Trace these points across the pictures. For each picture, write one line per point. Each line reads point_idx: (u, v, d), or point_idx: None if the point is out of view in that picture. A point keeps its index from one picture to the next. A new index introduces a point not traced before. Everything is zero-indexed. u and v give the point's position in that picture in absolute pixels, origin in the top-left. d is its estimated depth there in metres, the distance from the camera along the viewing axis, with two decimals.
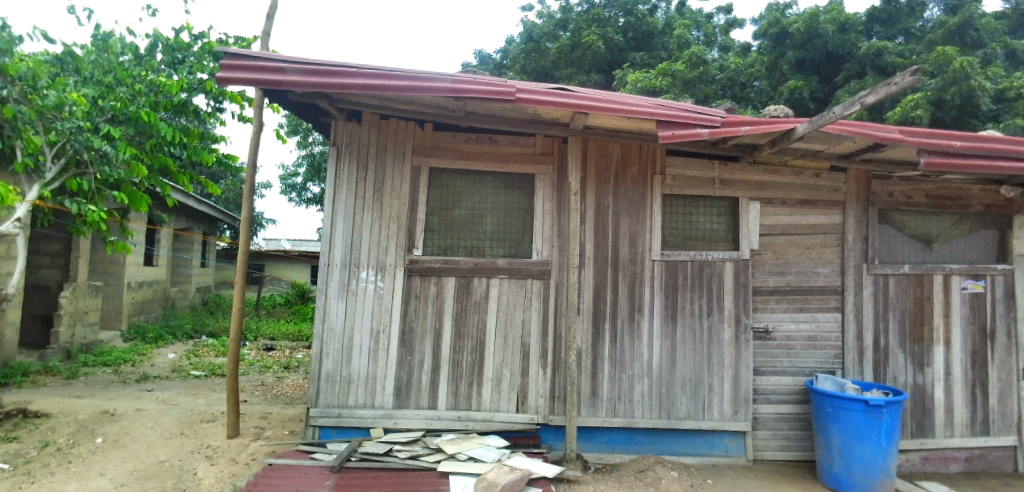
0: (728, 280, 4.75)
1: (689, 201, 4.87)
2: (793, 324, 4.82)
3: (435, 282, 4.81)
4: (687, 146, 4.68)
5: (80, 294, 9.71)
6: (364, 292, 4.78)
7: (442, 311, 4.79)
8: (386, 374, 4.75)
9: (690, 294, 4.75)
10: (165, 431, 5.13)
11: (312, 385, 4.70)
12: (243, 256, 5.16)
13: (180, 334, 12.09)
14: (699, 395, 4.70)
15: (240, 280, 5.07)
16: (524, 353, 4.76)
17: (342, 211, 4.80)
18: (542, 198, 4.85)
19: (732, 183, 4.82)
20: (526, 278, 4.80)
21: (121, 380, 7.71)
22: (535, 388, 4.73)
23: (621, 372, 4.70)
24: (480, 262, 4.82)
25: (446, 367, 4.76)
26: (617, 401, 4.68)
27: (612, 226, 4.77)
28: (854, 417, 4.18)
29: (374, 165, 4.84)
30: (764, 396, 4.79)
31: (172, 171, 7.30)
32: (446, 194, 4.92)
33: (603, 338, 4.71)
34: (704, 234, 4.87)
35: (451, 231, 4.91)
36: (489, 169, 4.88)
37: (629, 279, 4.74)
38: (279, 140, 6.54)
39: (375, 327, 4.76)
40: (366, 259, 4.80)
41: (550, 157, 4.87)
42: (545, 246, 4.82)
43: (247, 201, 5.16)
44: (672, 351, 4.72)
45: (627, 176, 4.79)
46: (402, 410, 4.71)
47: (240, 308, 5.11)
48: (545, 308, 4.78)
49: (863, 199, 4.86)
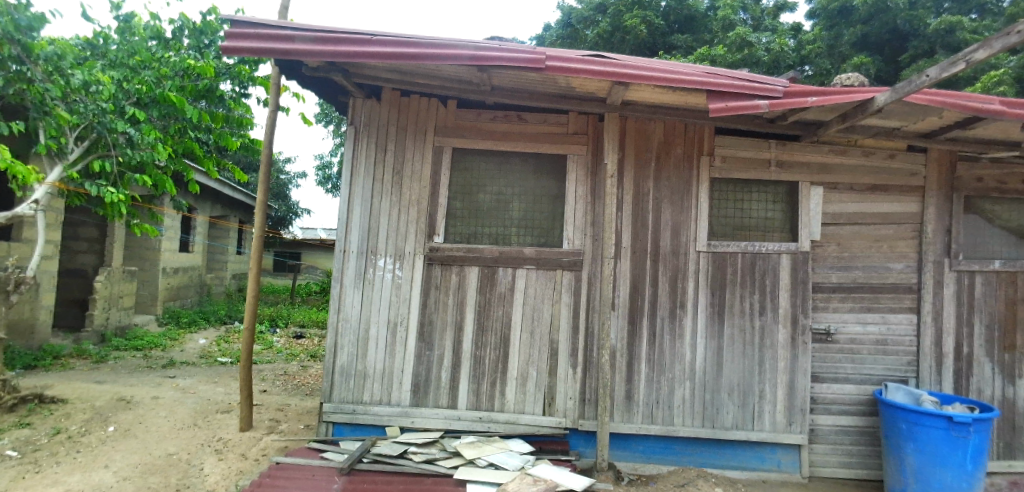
0: (783, 275, 4.23)
1: (740, 186, 4.34)
2: (859, 326, 4.26)
3: (457, 271, 4.44)
4: (739, 124, 4.16)
5: (115, 278, 9.80)
6: (382, 282, 4.46)
7: (464, 304, 4.42)
8: (404, 370, 4.42)
9: (740, 290, 4.24)
10: (178, 422, 4.93)
11: (326, 378, 4.42)
12: (258, 243, 4.89)
13: (213, 320, 12.17)
14: (748, 403, 4.21)
15: (255, 269, 4.81)
16: (552, 351, 4.35)
17: (360, 195, 4.49)
18: (575, 181, 4.41)
19: (791, 166, 4.27)
20: (556, 269, 4.38)
21: (148, 365, 7.66)
22: (564, 390, 4.31)
23: (660, 375, 4.24)
24: (506, 251, 4.41)
25: (467, 364, 4.39)
26: (655, 407, 4.22)
27: (652, 213, 4.30)
28: (934, 435, 3.62)
29: (394, 145, 4.49)
30: (822, 405, 4.26)
31: (199, 156, 7.15)
32: (470, 176, 4.53)
33: (640, 337, 4.25)
34: (757, 222, 4.33)
35: (475, 216, 4.52)
36: (517, 150, 4.47)
37: (671, 272, 4.27)
38: (308, 123, 6.20)
39: (392, 319, 4.44)
40: (383, 246, 4.47)
41: (585, 137, 4.42)
42: (577, 234, 4.38)
43: (263, 186, 4.89)
44: (718, 353, 4.23)
45: (670, 158, 4.31)
46: (419, 408, 4.37)
47: (255, 298, 4.86)
48: (576, 303, 4.35)
49: (946, 184, 4.23)
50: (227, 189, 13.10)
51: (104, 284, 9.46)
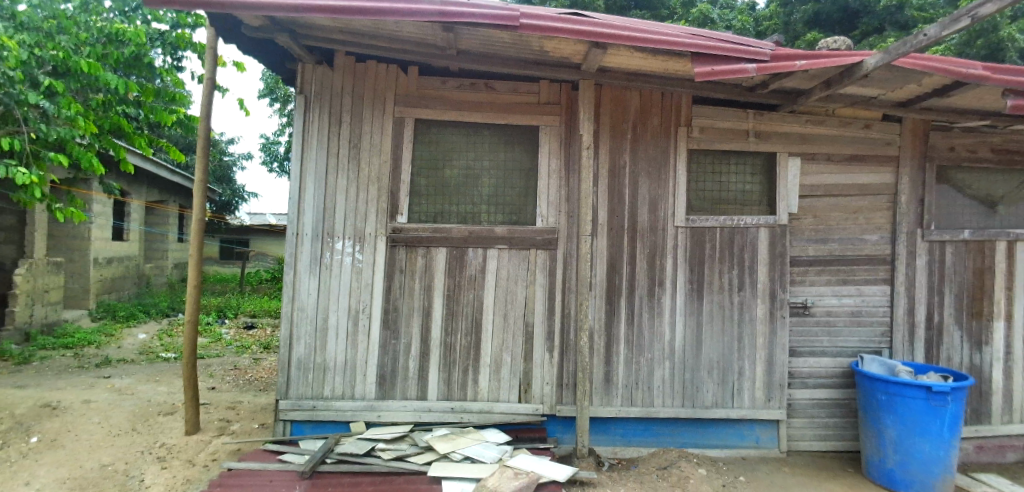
0: (761, 249, 4.12)
1: (718, 158, 4.18)
2: (834, 299, 4.20)
3: (423, 253, 4.13)
4: (717, 93, 3.99)
5: (39, 271, 8.95)
6: (341, 267, 4.12)
7: (431, 288, 4.13)
8: (367, 360, 4.11)
9: (719, 265, 4.11)
10: (114, 428, 4.46)
11: (281, 373, 4.07)
12: (197, 229, 4.42)
13: (154, 312, 11.40)
14: (727, 380, 4.10)
15: (195, 256, 4.35)
16: (527, 335, 4.12)
17: (313, 172, 4.11)
18: (548, 154, 4.15)
19: (769, 136, 4.14)
20: (529, 248, 4.13)
21: (80, 364, 7.02)
22: (540, 375, 4.10)
23: (639, 356, 4.08)
24: (475, 230, 4.12)
25: (437, 351, 4.11)
26: (635, 389, 4.06)
27: (629, 188, 4.09)
28: (915, 406, 3.60)
29: (351, 118, 4.14)
30: (800, 379, 4.20)
31: (128, 133, 6.46)
32: (434, 150, 4.20)
33: (618, 317, 4.07)
34: (736, 196, 4.19)
35: (442, 194, 4.20)
36: (485, 121, 4.17)
37: (649, 249, 4.09)
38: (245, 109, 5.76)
39: (353, 307, 4.11)
40: (341, 228, 4.12)
41: (557, 107, 4.16)
42: (551, 210, 4.14)
43: (201, 164, 4.42)
44: (698, 330, 4.10)
45: (647, 129, 4.11)
46: (386, 401, 4.08)
47: (196, 288, 4.41)
48: (551, 284, 4.12)
49: (918, 154, 4.20)
50: (164, 172, 12.22)
51: (26, 277, 8.63)
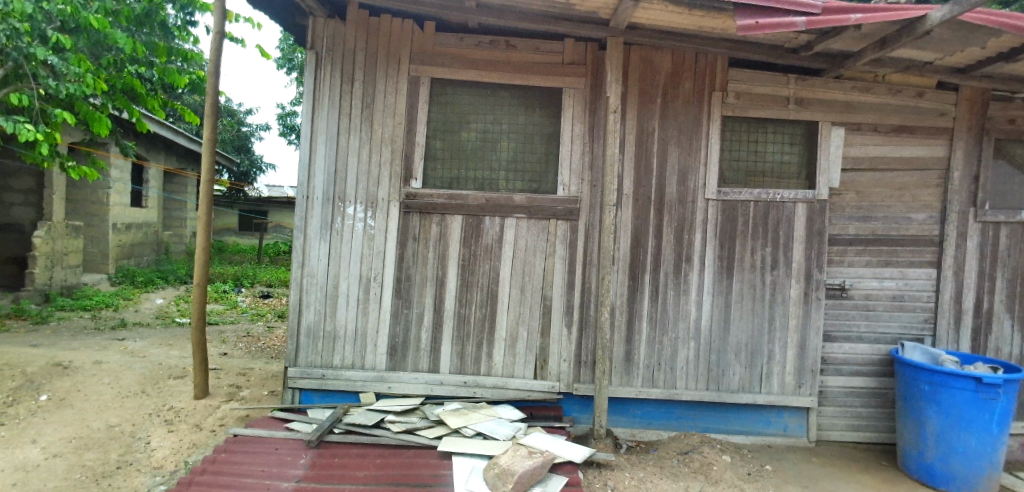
0: (798, 226, 3.86)
1: (756, 126, 3.90)
2: (874, 282, 3.95)
3: (438, 221, 3.94)
4: (757, 55, 3.69)
5: (57, 233, 8.99)
6: (352, 233, 3.95)
7: (445, 257, 3.95)
8: (378, 330, 3.96)
9: (751, 241, 3.86)
10: (123, 389, 4.39)
11: (290, 340, 3.95)
12: (207, 191, 4.29)
13: (172, 279, 11.46)
14: (755, 364, 3.89)
15: (204, 218, 4.22)
16: (544, 309, 3.93)
17: (324, 132, 3.93)
18: (572, 119, 3.91)
19: (811, 104, 3.85)
20: (549, 218, 3.91)
21: (95, 326, 7.03)
22: (557, 352, 3.92)
23: (662, 335, 3.87)
24: (493, 197, 3.92)
25: (450, 323, 3.95)
26: (657, 369, 3.87)
27: (658, 156, 3.84)
28: (961, 398, 3.36)
29: (363, 75, 3.93)
30: (832, 366, 3.96)
31: (141, 94, 6.37)
32: (452, 112, 3.99)
33: (642, 294, 3.86)
34: (772, 168, 3.92)
35: (460, 159, 3.99)
36: (506, 82, 3.94)
37: (677, 223, 3.85)
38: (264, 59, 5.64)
39: (365, 274, 3.96)
40: (354, 192, 3.95)
41: (583, 69, 3.90)
42: (573, 179, 3.91)
43: (210, 125, 4.28)
44: (725, 310, 3.88)
45: (679, 93, 3.84)
46: (396, 373, 3.94)
47: (205, 251, 4.30)
48: (571, 256, 3.91)
49: (975, 127, 3.88)
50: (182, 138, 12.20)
51: (45, 239, 8.67)
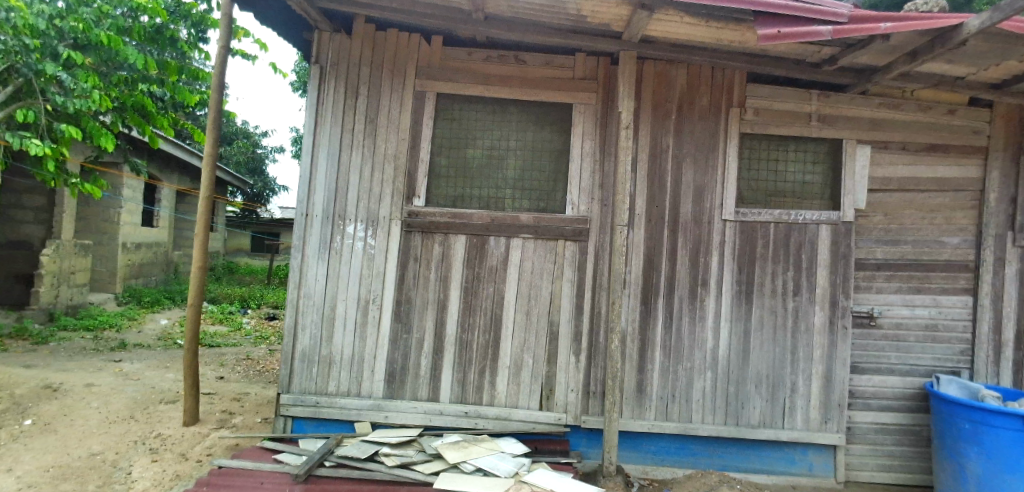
0: (822, 249, 3.62)
1: (775, 144, 3.70)
2: (906, 310, 3.69)
3: (440, 241, 3.76)
4: (777, 69, 3.51)
5: (66, 252, 8.95)
6: (351, 253, 3.78)
7: (448, 279, 3.76)
8: (376, 355, 3.76)
9: (772, 265, 3.63)
10: (111, 414, 4.22)
11: (284, 365, 3.77)
12: (205, 208, 4.14)
13: (179, 299, 11.38)
14: (777, 397, 3.62)
15: (201, 236, 4.07)
16: (551, 335, 3.71)
17: (325, 148, 3.80)
18: (582, 136, 3.74)
19: (834, 121, 3.65)
20: (557, 239, 3.72)
21: (95, 347, 6.90)
22: (564, 381, 3.69)
23: (677, 364, 3.62)
24: (498, 216, 3.74)
25: (452, 349, 3.74)
26: (671, 401, 3.61)
27: (672, 175, 3.65)
28: (1006, 437, 3.04)
29: (367, 90, 3.81)
30: (862, 400, 3.69)
31: (151, 112, 6.34)
32: (457, 129, 3.84)
33: (655, 320, 3.63)
34: (793, 188, 3.71)
35: (464, 177, 3.83)
36: (513, 98, 3.80)
37: (692, 245, 3.64)
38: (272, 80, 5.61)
39: (364, 296, 3.78)
40: (354, 210, 3.80)
41: (594, 84, 3.75)
42: (583, 198, 3.72)
43: (211, 140, 4.15)
44: (745, 338, 3.63)
45: (694, 109, 3.67)
46: (394, 401, 3.72)
47: (201, 271, 4.14)
48: (580, 280, 3.71)
49: (1011, 146, 3.65)
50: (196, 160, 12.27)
51: (52, 258, 8.64)
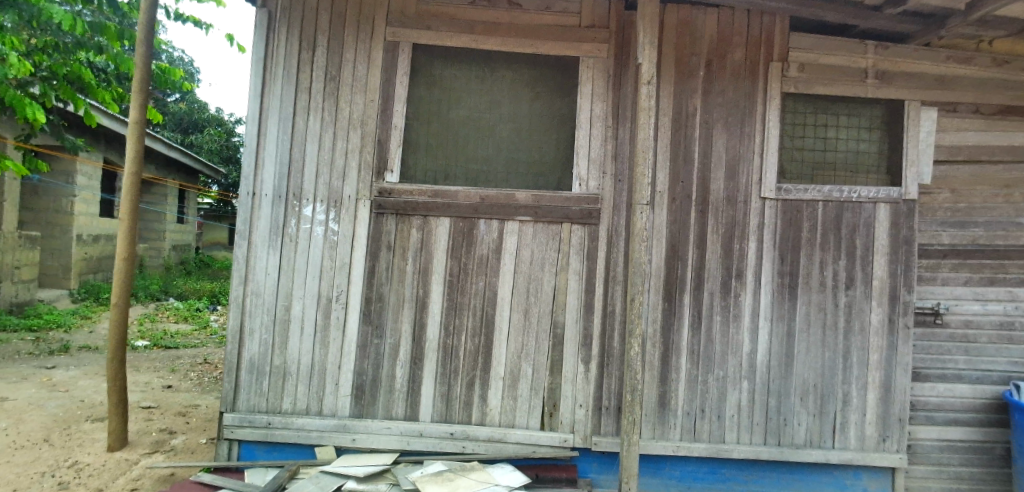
0: (879, 234, 3.01)
1: (823, 106, 3.07)
2: (976, 306, 3.10)
3: (419, 225, 3.08)
4: (829, 13, 2.88)
5: (9, 245, 8.08)
6: (309, 241, 3.09)
7: (428, 272, 3.08)
8: (341, 365, 3.08)
9: (820, 253, 3.01)
10: (21, 438, 3.49)
11: (227, 377, 3.07)
12: (130, 187, 3.37)
13: (142, 295, 10.55)
14: (826, 411, 3.01)
15: (126, 220, 3.31)
16: (554, 339, 3.05)
17: (277, 112, 3.10)
18: (591, 96, 3.08)
19: (894, 78, 3.04)
20: (561, 222, 3.06)
21: (32, 350, 6.10)
22: (571, 395, 3.04)
23: (706, 374, 3.00)
24: (489, 195, 3.07)
25: (433, 357, 3.07)
26: (700, 418, 2.99)
27: (700, 144, 3.01)
28: None
29: (327, 40, 3.11)
30: (925, 413, 3.09)
31: (89, 85, 5.54)
32: (438, 89, 3.16)
33: (680, 320, 2.99)
34: (845, 160, 3.08)
35: (447, 147, 3.15)
36: (507, 52, 3.13)
37: (724, 229, 3.01)
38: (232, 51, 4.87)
39: (325, 293, 3.09)
40: (312, 188, 3.10)
41: (605, 33, 3.08)
42: (592, 172, 3.06)
43: (138, 105, 3.41)
44: (788, 341, 3.01)
45: (726, 64, 3.01)
46: (363, 421, 3.05)
47: (127, 263, 3.38)
48: (589, 272, 3.05)
49: None
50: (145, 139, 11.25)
51: None
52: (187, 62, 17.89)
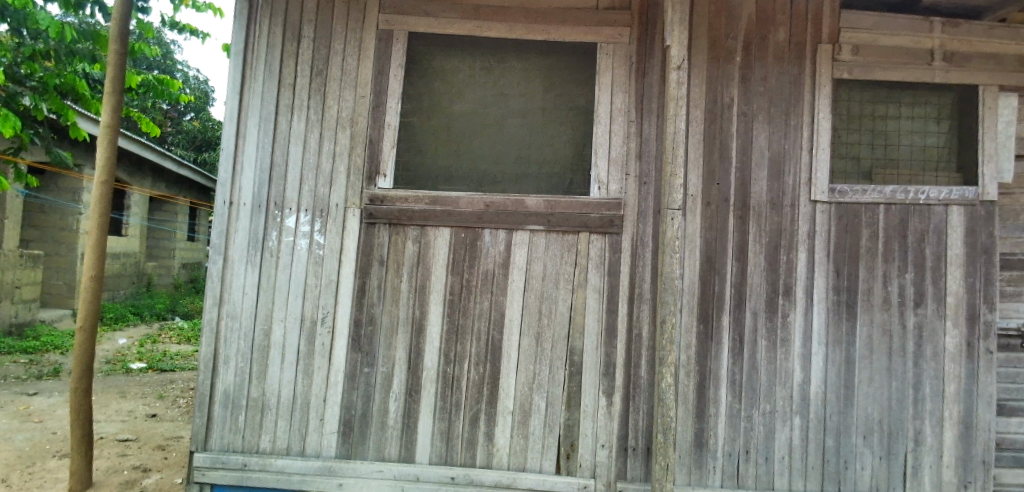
0: (953, 242, 2.56)
1: (881, 95, 2.65)
2: None
3: (416, 236, 2.70)
4: None
5: (8, 263, 7.85)
6: (292, 257, 2.72)
7: (425, 290, 2.69)
8: (327, 398, 2.68)
9: (882, 265, 2.57)
10: None
11: (199, 412, 2.69)
12: (99, 197, 3.01)
13: (148, 315, 10.28)
14: (894, 452, 2.54)
15: (93, 235, 2.95)
16: (571, 368, 2.63)
17: (256, 111, 2.75)
18: (611, 88, 2.69)
19: (964, 60, 2.62)
20: (577, 232, 2.65)
21: (20, 374, 5.79)
22: (591, 433, 2.61)
23: (751, 409, 2.55)
24: (495, 201, 2.67)
25: (432, 389, 2.67)
26: (745, 460, 2.54)
27: (738, 139, 2.60)
28: None
29: (314, 30, 2.77)
30: (1013, 454, 2.60)
31: (82, 97, 5.27)
32: (437, 82, 2.79)
33: (718, 345, 2.56)
34: (908, 156, 2.65)
35: (448, 147, 2.77)
36: (514, 39, 2.77)
37: (769, 238, 2.58)
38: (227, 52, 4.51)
39: (309, 315, 2.71)
40: (295, 196, 2.73)
41: (627, 15, 2.70)
42: (613, 174, 2.67)
43: (109, 106, 3.05)
44: (848, 368, 2.55)
45: (767, 48, 2.61)
46: (350, 463, 2.64)
47: (93, 283, 2.97)
48: (610, 289, 2.63)
49: None
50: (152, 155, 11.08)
51: None
52: (200, 82, 17.92)
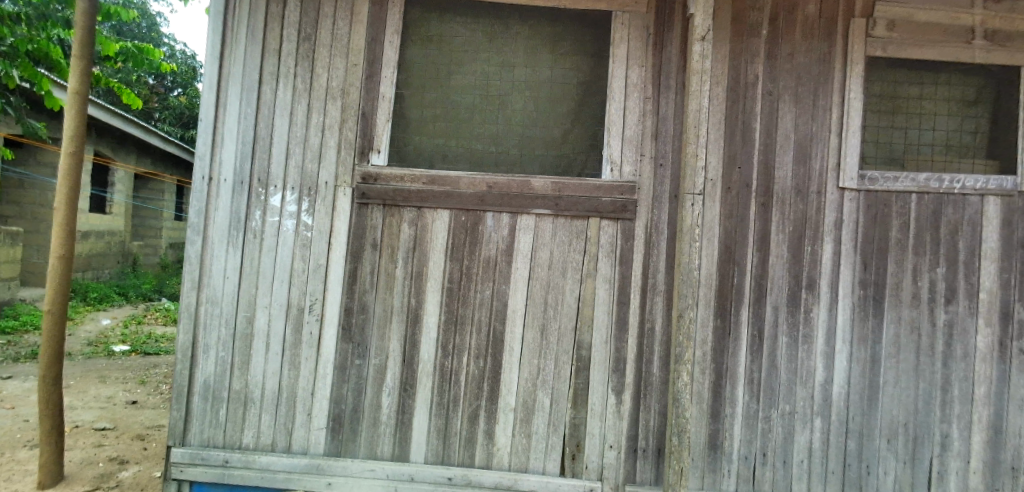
0: (988, 234, 2.40)
1: (916, 75, 2.47)
2: None
3: (413, 219, 2.50)
4: None
5: None
6: (277, 238, 2.51)
7: (422, 277, 2.50)
8: (314, 391, 2.50)
9: (912, 258, 2.40)
10: None
11: (177, 404, 2.50)
12: (67, 172, 2.77)
13: (133, 295, 10.01)
14: (919, 456, 2.40)
15: (61, 213, 2.72)
16: (578, 363, 2.46)
17: (238, 80, 2.51)
18: (626, 62, 2.49)
19: (1006, 39, 2.43)
20: (587, 217, 2.46)
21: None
22: (598, 432, 2.44)
23: (769, 409, 2.39)
24: (499, 182, 2.47)
25: (429, 383, 2.49)
26: (762, 463, 2.38)
27: (762, 120, 2.41)
28: None
29: None
30: None
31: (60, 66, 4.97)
32: (436, 52, 2.57)
33: (735, 341, 2.39)
34: (943, 142, 2.47)
35: (448, 124, 2.56)
36: (521, 6, 2.55)
37: (793, 228, 2.40)
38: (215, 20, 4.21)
39: (296, 302, 2.51)
40: (281, 173, 2.52)
41: None
42: (627, 155, 2.47)
43: (77, 73, 2.79)
44: (872, 368, 2.40)
45: (796, 22, 2.41)
46: (340, 461, 2.46)
47: (63, 264, 2.75)
48: (622, 280, 2.45)
49: None
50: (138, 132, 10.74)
51: None
52: (188, 57, 17.46)
